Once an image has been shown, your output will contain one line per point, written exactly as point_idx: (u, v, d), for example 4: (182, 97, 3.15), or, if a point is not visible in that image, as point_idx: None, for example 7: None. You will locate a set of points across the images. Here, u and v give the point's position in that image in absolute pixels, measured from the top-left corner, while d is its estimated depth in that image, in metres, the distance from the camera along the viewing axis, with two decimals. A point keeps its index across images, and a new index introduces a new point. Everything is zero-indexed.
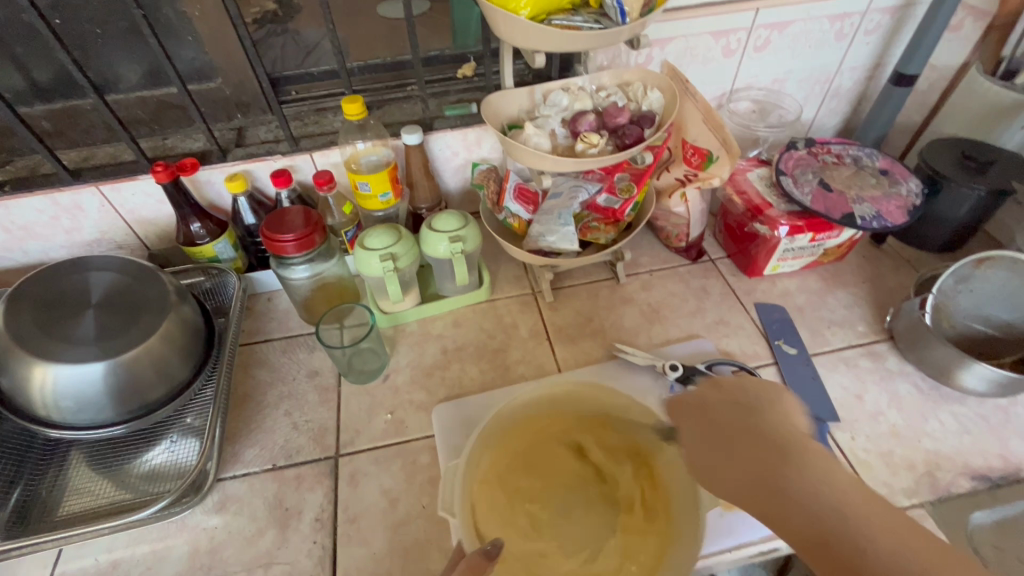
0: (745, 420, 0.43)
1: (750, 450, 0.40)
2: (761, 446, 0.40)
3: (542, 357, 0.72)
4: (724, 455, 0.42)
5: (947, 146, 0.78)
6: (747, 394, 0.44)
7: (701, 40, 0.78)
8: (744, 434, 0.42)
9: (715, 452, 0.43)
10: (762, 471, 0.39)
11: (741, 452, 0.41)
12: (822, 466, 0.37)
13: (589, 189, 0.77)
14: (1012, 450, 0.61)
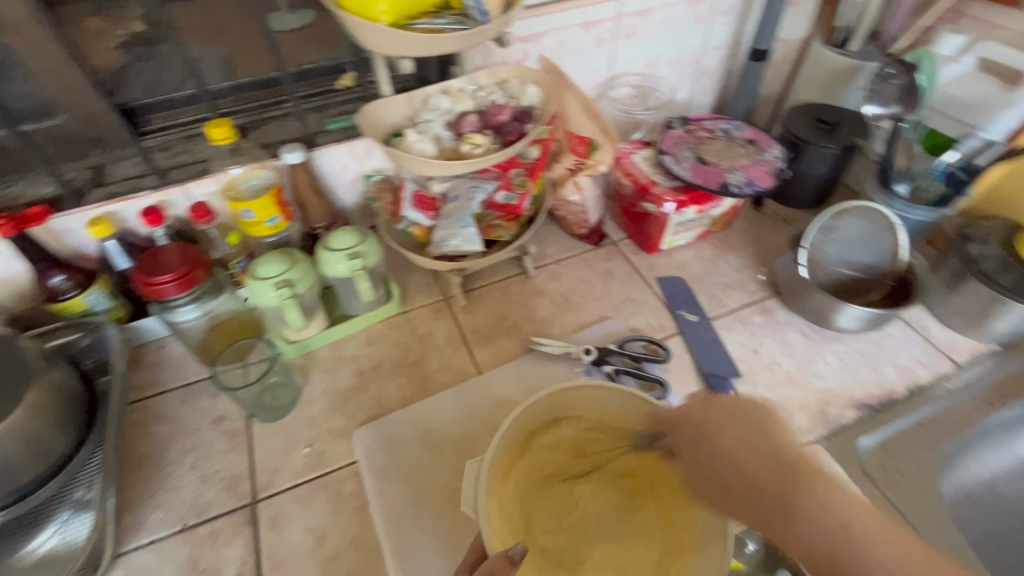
0: (739, 431, 0.39)
1: (739, 450, 0.39)
2: (760, 470, 0.37)
3: (460, 362, 0.72)
4: (725, 458, 0.39)
5: (803, 111, 0.86)
6: (747, 413, 0.40)
7: (573, 32, 0.81)
8: (728, 450, 0.39)
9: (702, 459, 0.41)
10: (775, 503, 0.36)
11: (733, 450, 0.39)
12: (822, 494, 0.35)
13: (487, 188, 0.77)
14: (886, 377, 0.68)
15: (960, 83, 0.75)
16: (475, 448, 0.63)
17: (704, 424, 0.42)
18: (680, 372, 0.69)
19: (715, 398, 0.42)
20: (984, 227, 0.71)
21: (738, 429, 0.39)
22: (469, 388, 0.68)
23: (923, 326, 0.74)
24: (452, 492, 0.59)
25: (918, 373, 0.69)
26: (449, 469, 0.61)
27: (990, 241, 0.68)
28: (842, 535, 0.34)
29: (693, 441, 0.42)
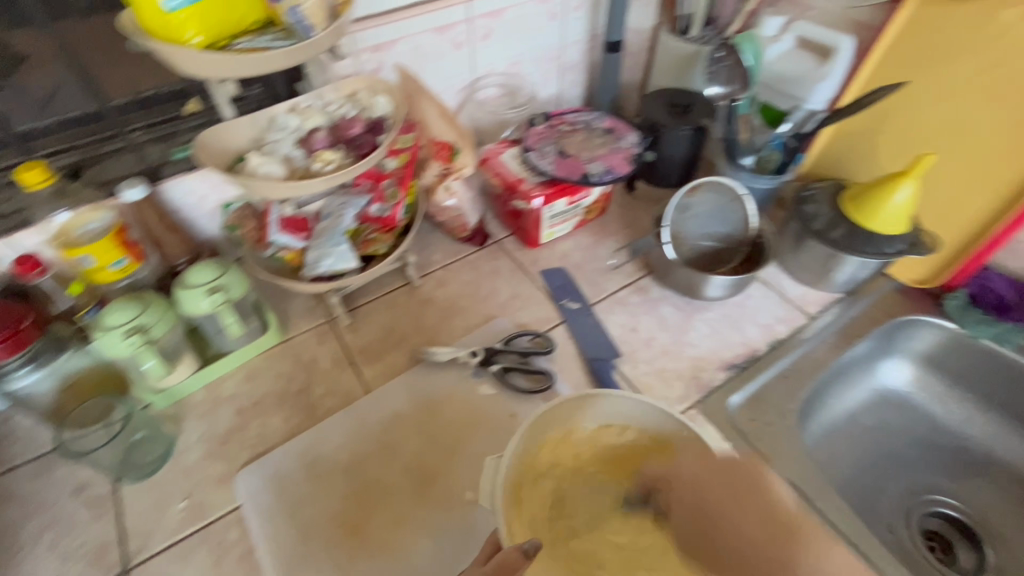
0: (725, 494, 0.41)
1: (741, 514, 0.40)
2: (766, 530, 0.39)
3: (347, 383, 0.70)
4: (724, 527, 0.40)
5: (656, 97, 0.91)
6: (739, 475, 0.42)
7: (425, 38, 0.80)
8: (724, 522, 0.40)
9: (695, 505, 0.43)
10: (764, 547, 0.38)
11: (742, 518, 0.39)
12: (817, 557, 0.38)
13: (359, 203, 0.76)
14: (749, 336, 0.74)
15: (784, 61, 0.82)
16: (367, 470, 0.61)
17: (700, 485, 0.43)
18: (565, 361, 0.71)
19: (713, 460, 0.44)
20: (817, 188, 0.78)
21: (717, 489, 0.42)
22: (357, 409, 0.67)
23: (779, 285, 0.81)
24: (344, 520, 0.58)
25: (777, 329, 0.75)
26: (339, 496, 0.59)
27: (820, 202, 0.75)
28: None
29: (686, 503, 0.44)
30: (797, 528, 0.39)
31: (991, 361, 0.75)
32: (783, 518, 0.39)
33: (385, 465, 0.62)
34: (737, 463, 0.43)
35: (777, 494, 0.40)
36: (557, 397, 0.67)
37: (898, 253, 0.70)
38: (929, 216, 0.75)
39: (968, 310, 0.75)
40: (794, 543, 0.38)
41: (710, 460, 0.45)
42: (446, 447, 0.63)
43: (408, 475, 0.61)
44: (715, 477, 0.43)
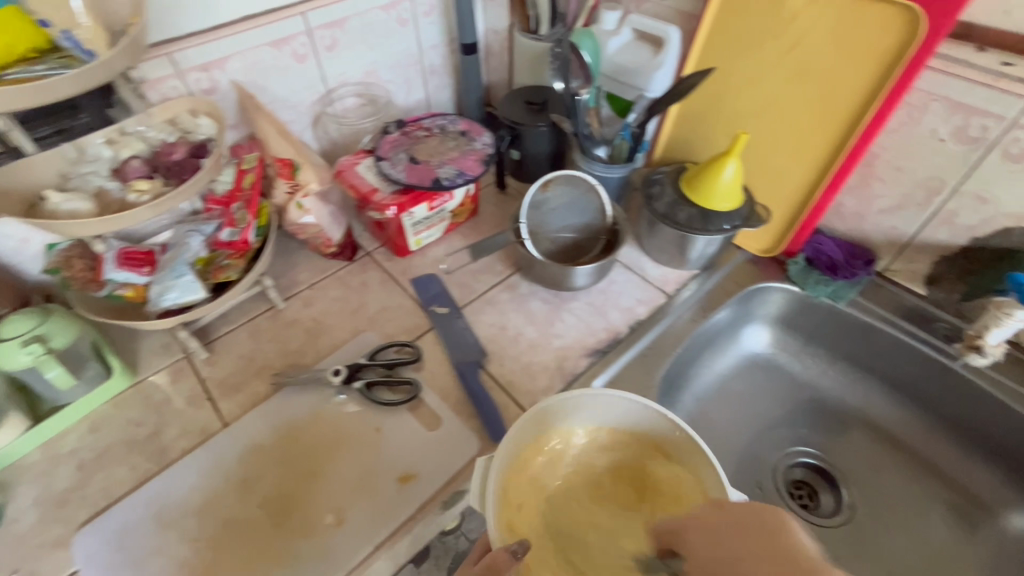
0: (710, 535, 0.36)
1: (742, 544, 0.34)
2: (774, 573, 0.30)
3: (205, 419, 0.67)
4: (716, 561, 0.34)
5: (514, 97, 0.92)
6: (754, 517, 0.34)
7: (262, 53, 0.78)
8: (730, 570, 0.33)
9: (710, 552, 0.35)
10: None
11: (733, 550, 0.34)
12: None
13: (207, 229, 0.75)
14: (611, 321, 0.77)
15: (621, 53, 0.85)
16: (221, 510, 0.59)
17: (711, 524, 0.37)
18: (433, 368, 0.71)
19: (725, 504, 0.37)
20: (663, 172, 0.82)
21: (720, 534, 0.35)
22: (212, 447, 0.64)
23: (640, 268, 0.84)
24: (193, 566, 0.55)
25: (638, 310, 0.78)
26: (191, 541, 0.57)
27: (665, 186, 0.79)
28: None
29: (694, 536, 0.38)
30: (818, 565, 0.29)
31: (830, 317, 0.82)
32: (799, 555, 0.31)
33: (241, 502, 0.59)
34: (752, 508, 0.35)
35: (795, 536, 0.32)
36: (424, 405, 0.67)
37: (733, 228, 0.74)
38: (761, 193, 0.81)
39: (809, 272, 0.81)
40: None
41: (726, 506, 0.37)
42: (307, 473, 0.61)
43: (265, 507, 0.59)
44: (734, 526, 0.35)
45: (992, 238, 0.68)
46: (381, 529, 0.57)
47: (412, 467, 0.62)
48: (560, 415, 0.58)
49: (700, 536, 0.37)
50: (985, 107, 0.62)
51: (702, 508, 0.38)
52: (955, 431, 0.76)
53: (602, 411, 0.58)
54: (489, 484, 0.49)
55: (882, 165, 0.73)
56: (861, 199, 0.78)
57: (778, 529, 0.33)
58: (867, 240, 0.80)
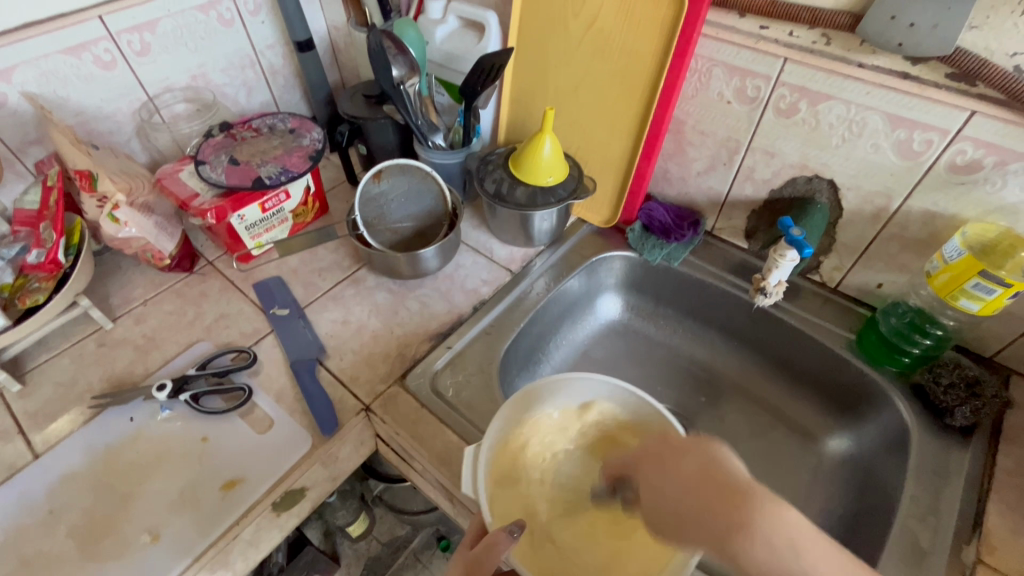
0: (661, 472, 0.39)
1: (694, 493, 0.36)
2: (717, 493, 0.35)
3: (12, 453, 0.62)
4: (671, 500, 0.38)
5: (355, 92, 0.91)
6: (689, 452, 0.39)
7: (57, 61, 0.73)
8: (687, 482, 0.37)
9: (659, 500, 0.39)
10: (719, 527, 0.34)
11: (689, 496, 0.36)
12: (778, 523, 0.33)
13: (9, 253, 0.69)
14: (455, 304, 0.78)
15: (448, 41, 0.86)
16: (24, 545, 0.55)
17: (672, 451, 0.40)
18: (270, 370, 0.70)
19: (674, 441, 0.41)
20: (498, 153, 0.84)
21: (671, 477, 0.38)
22: (18, 482, 0.60)
23: (488, 250, 0.86)
24: None
25: (483, 291, 0.80)
26: None
27: (496, 167, 0.81)
28: (792, 550, 0.32)
29: (649, 469, 0.41)
30: (751, 490, 0.34)
31: (669, 278, 0.87)
32: (734, 486, 0.35)
33: (49, 534, 0.56)
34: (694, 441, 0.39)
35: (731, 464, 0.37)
36: (257, 409, 0.66)
37: (559, 202, 0.77)
38: (591, 166, 0.85)
39: (646, 237, 0.85)
40: (746, 499, 0.34)
41: (677, 442, 0.40)
42: (123, 494, 0.59)
43: (74, 537, 0.56)
44: (673, 465, 0.39)
45: (786, 188, 0.74)
46: (199, 540, 0.56)
47: (238, 473, 0.61)
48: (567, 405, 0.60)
49: (653, 464, 0.41)
50: (753, 68, 0.67)
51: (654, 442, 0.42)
52: (784, 371, 0.83)
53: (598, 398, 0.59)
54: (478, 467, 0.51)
55: (689, 130, 0.78)
56: (681, 165, 0.83)
57: (713, 462, 0.37)
58: (694, 203, 0.86)
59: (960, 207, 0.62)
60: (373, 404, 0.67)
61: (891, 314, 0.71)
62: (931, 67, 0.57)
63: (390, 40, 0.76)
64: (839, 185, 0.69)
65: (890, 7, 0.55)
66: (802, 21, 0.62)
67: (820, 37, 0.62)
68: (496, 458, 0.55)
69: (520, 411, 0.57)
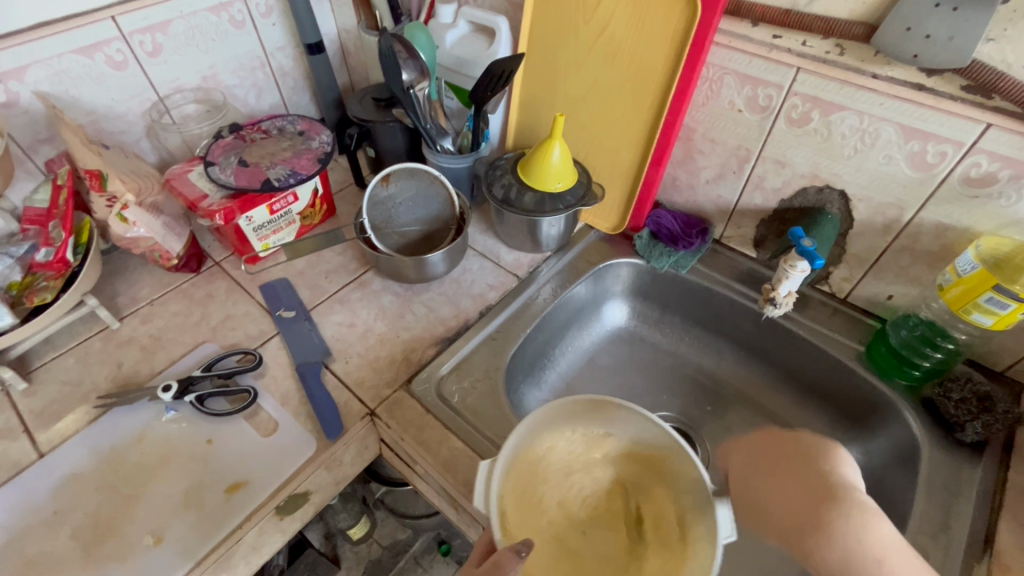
0: (754, 466, 0.47)
1: (790, 483, 0.44)
2: (808, 489, 0.43)
3: (16, 453, 0.62)
4: (763, 495, 0.45)
5: (364, 95, 0.91)
6: (791, 445, 0.47)
7: (69, 61, 0.73)
8: (771, 491, 0.45)
9: (757, 490, 0.46)
10: (802, 519, 0.41)
11: (784, 491, 0.44)
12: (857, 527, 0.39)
13: (18, 251, 0.70)
14: (461, 308, 0.78)
15: (458, 45, 0.86)
16: (27, 546, 0.55)
17: (765, 455, 0.47)
18: (276, 373, 0.70)
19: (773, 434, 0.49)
20: (506, 158, 0.84)
21: (766, 470, 0.46)
22: (22, 481, 0.60)
23: (495, 255, 0.86)
24: None
25: (489, 296, 0.80)
26: None
27: (505, 172, 0.81)
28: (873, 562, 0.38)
29: (743, 462, 0.49)
30: (845, 494, 0.41)
31: (676, 286, 0.86)
32: (833, 489, 0.42)
33: (52, 534, 0.56)
34: (805, 443, 0.46)
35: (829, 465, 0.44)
36: (261, 412, 0.66)
37: (568, 208, 0.77)
38: (599, 173, 0.85)
39: (653, 245, 0.85)
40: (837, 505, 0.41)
41: (773, 437, 0.48)
42: (127, 495, 0.59)
43: (77, 537, 0.56)
44: (766, 462, 0.47)
45: (796, 198, 0.74)
46: (203, 543, 0.56)
47: (241, 476, 0.61)
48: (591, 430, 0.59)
49: (749, 469, 0.48)
50: (765, 77, 0.67)
51: (750, 436, 0.50)
52: (792, 381, 0.82)
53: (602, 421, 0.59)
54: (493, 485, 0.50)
55: (699, 138, 0.78)
56: (690, 172, 0.83)
57: (813, 460, 0.45)
58: (703, 211, 0.86)
59: (974, 219, 0.61)
60: (378, 408, 0.66)
61: (901, 326, 0.70)
62: (946, 79, 0.56)
63: (401, 44, 0.76)
64: (851, 196, 0.69)
65: (905, 18, 0.55)
66: (816, 30, 0.61)
67: (834, 47, 0.61)
68: (509, 478, 0.54)
69: (533, 434, 0.56)
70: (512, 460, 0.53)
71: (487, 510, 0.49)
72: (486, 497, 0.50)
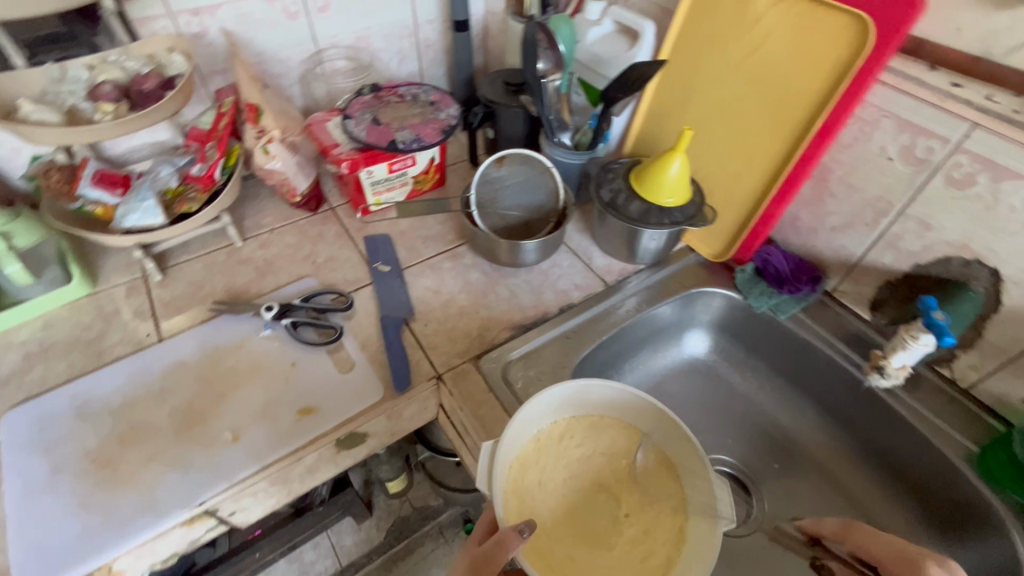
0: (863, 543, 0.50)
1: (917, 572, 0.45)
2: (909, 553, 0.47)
3: (142, 332, 0.72)
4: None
5: (496, 77, 0.93)
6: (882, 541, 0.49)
7: (254, 6, 0.82)
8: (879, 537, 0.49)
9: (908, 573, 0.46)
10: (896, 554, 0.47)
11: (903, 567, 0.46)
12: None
13: (180, 162, 0.82)
14: (543, 300, 0.79)
15: (599, 43, 0.86)
16: (135, 413, 0.64)
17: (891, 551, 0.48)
18: (362, 319, 0.74)
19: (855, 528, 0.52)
20: (621, 163, 0.83)
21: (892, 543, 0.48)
22: (143, 357, 0.69)
23: (587, 256, 0.86)
24: (96, 455, 0.60)
25: (573, 294, 0.80)
26: (101, 434, 0.62)
27: (617, 176, 0.80)
28: None
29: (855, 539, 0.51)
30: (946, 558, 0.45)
31: (770, 330, 0.81)
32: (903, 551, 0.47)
33: (156, 407, 0.64)
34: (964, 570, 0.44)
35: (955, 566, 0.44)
36: (342, 350, 0.71)
37: (673, 225, 0.74)
38: (715, 196, 0.81)
39: (755, 282, 0.80)
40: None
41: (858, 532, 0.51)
42: (219, 393, 0.66)
43: (173, 417, 0.64)
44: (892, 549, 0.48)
45: (934, 266, 0.66)
46: (272, 451, 0.62)
47: (314, 402, 0.66)
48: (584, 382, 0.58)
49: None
50: (931, 128, 0.60)
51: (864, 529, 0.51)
52: (878, 463, 0.74)
53: (600, 399, 0.59)
54: (495, 464, 0.51)
55: (835, 180, 0.72)
56: (815, 215, 0.77)
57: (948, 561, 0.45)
58: (820, 257, 0.79)
59: None
60: (445, 374, 0.69)
61: None
62: None
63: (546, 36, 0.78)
64: (1005, 278, 0.60)
65: None
66: (1009, 84, 0.56)
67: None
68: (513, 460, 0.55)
69: (534, 417, 0.57)
70: (514, 442, 0.55)
71: (490, 491, 0.51)
72: (489, 478, 0.52)
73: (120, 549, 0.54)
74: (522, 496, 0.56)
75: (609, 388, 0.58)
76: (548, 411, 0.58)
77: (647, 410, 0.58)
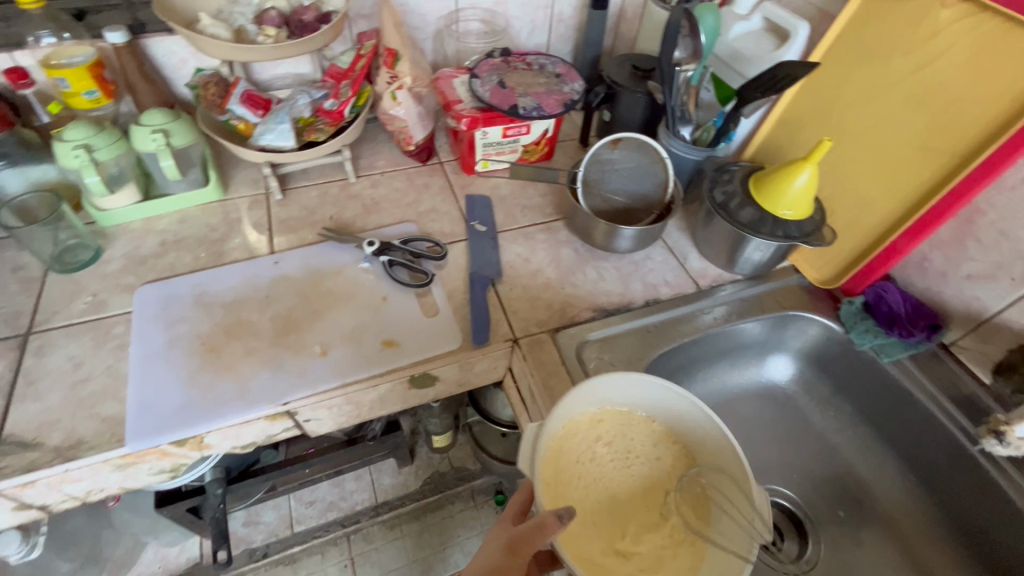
0: None
1: None
2: None
3: (258, 243, 0.79)
4: None
5: (624, 60, 0.91)
6: None
7: None
8: None
9: None
10: None
11: None
12: None
13: (316, 95, 0.87)
14: (630, 290, 0.78)
15: (742, 39, 0.82)
16: (242, 311, 0.70)
17: None
18: (452, 271, 0.77)
19: None
20: (740, 166, 0.79)
21: None
22: (256, 264, 0.76)
23: (683, 255, 0.83)
24: (205, 339, 0.67)
25: (661, 290, 0.78)
26: (212, 322, 0.69)
27: (732, 179, 0.77)
28: None
29: None
30: None
31: (867, 371, 0.75)
32: None
33: (260, 310, 0.70)
34: None
35: None
36: (430, 295, 0.74)
37: (785, 238, 0.71)
38: (836, 216, 0.76)
39: (861, 318, 0.74)
40: None
41: None
42: (316, 309, 0.71)
43: (273, 322, 0.69)
44: None
45: None
46: (353, 373, 0.66)
47: (397, 337, 0.69)
48: (630, 372, 0.56)
49: None
50: None
51: None
52: (956, 534, 0.68)
53: (643, 393, 0.58)
54: (538, 445, 0.50)
55: (984, 224, 0.66)
56: (950, 258, 0.70)
57: None
58: (943, 306, 0.72)
59: None
60: (521, 339, 0.70)
61: None
62: None
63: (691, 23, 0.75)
64: None
65: None
66: None
67: None
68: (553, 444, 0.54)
69: (576, 404, 0.56)
70: (556, 426, 0.54)
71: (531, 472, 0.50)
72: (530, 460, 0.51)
73: (212, 426, 0.60)
74: (563, 481, 0.54)
75: (655, 384, 0.56)
76: (589, 401, 0.57)
77: (689, 408, 0.56)
